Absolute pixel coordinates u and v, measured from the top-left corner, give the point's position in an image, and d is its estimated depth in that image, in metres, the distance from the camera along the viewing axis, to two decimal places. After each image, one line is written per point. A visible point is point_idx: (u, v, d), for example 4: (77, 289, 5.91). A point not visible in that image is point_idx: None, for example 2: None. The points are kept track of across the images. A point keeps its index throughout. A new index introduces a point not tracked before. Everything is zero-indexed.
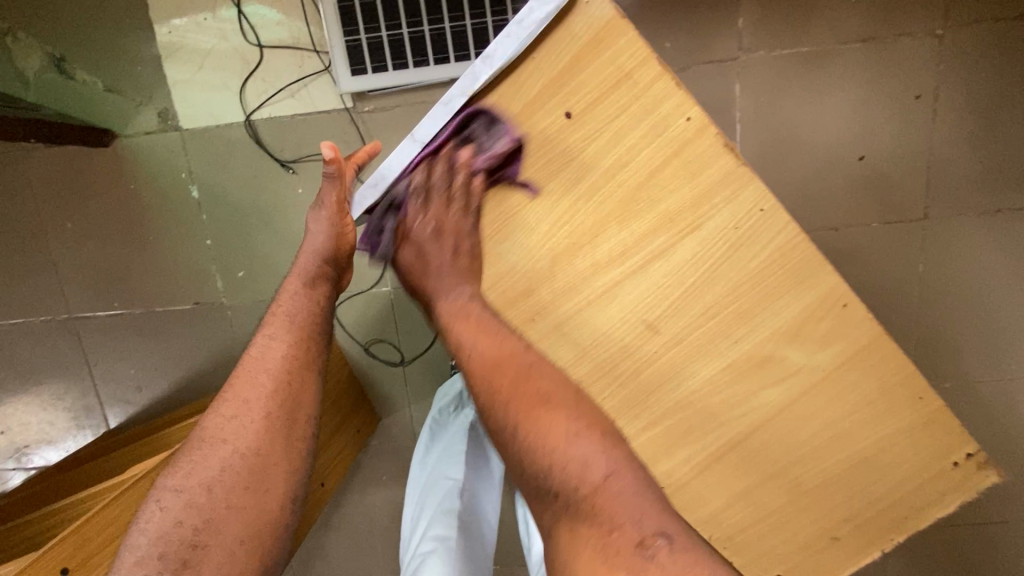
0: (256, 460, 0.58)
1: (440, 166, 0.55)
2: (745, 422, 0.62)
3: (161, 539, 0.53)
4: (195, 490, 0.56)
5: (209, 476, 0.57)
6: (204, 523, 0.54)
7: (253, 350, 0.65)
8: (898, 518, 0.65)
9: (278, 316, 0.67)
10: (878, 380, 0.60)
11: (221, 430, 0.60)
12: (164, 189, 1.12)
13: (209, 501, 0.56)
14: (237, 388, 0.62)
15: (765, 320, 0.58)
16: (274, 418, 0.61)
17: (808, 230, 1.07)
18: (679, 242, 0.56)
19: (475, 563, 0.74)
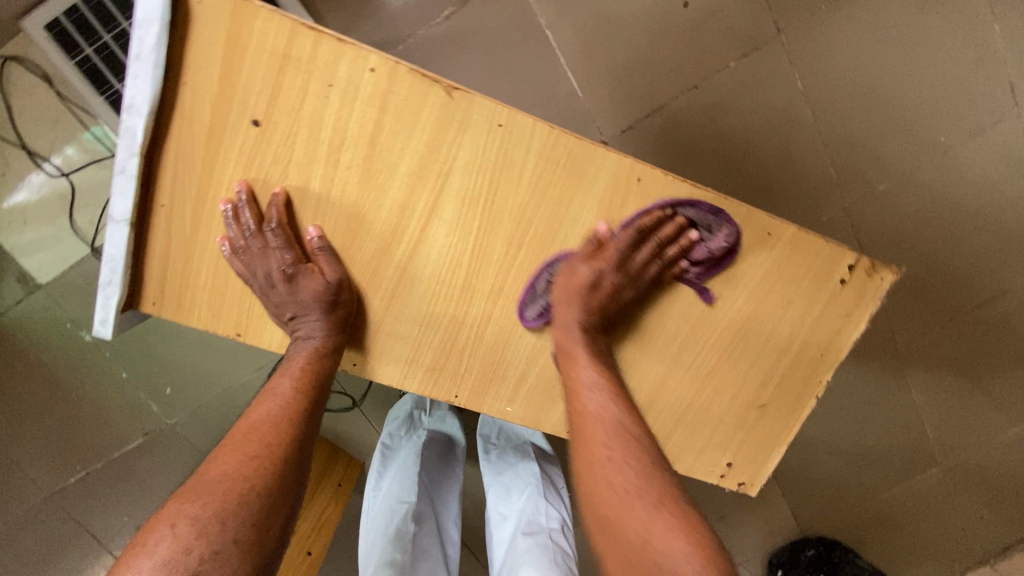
0: (237, 545, 0.49)
1: (169, 230, 0.51)
2: (610, 334, 0.58)
3: (169, 564, 0.46)
4: (210, 519, 0.49)
5: (225, 506, 0.50)
6: (213, 555, 0.47)
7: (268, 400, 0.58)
8: (815, 358, 0.60)
9: (299, 362, 0.53)
10: (718, 237, 0.55)
11: (237, 465, 0.53)
12: (59, 347, 1.10)
13: (221, 530, 0.49)
14: (240, 450, 0.54)
15: (569, 230, 0.54)
16: (254, 494, 0.51)
17: (670, 100, 1.01)
18: (441, 194, 0.51)
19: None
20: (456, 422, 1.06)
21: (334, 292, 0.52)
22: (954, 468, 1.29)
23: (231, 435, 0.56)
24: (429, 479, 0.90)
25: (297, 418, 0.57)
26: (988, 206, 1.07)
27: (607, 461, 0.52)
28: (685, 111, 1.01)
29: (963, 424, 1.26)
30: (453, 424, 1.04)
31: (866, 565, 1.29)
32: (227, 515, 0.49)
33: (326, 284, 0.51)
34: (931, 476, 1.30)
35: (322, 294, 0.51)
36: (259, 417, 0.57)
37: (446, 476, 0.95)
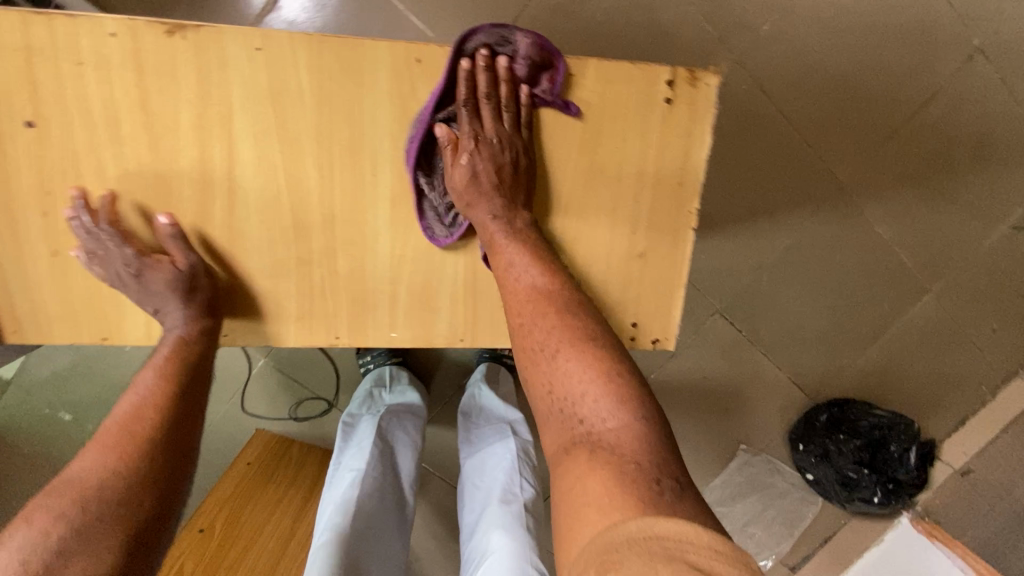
0: (102, 523, 0.47)
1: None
2: (460, 227, 0.57)
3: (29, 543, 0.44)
4: (76, 502, 0.48)
5: (92, 490, 0.49)
6: (77, 533, 0.46)
7: (140, 386, 0.57)
8: (674, 188, 0.59)
9: (170, 347, 0.57)
10: (522, 95, 0.54)
11: (108, 452, 0.52)
12: (39, 434, 1.13)
13: (87, 510, 0.47)
14: (109, 438, 0.53)
15: (370, 132, 0.53)
16: (122, 478, 0.51)
17: (521, 10, 1.00)
18: (231, 137, 0.51)
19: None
20: (417, 394, 1.09)
21: (187, 278, 0.53)
22: (946, 290, 1.23)
23: (104, 423, 0.55)
24: (387, 452, 0.96)
25: (162, 405, 0.57)
26: (875, 15, 1.07)
27: (521, 327, 0.51)
28: (540, 15, 0.99)
29: (941, 242, 1.20)
30: (413, 396, 1.08)
31: (885, 414, 1.24)
32: (94, 497, 0.48)
33: (178, 269, 0.52)
34: (924, 306, 1.24)
35: (174, 277, 0.52)
36: (131, 403, 0.56)
37: (404, 447, 1.00)
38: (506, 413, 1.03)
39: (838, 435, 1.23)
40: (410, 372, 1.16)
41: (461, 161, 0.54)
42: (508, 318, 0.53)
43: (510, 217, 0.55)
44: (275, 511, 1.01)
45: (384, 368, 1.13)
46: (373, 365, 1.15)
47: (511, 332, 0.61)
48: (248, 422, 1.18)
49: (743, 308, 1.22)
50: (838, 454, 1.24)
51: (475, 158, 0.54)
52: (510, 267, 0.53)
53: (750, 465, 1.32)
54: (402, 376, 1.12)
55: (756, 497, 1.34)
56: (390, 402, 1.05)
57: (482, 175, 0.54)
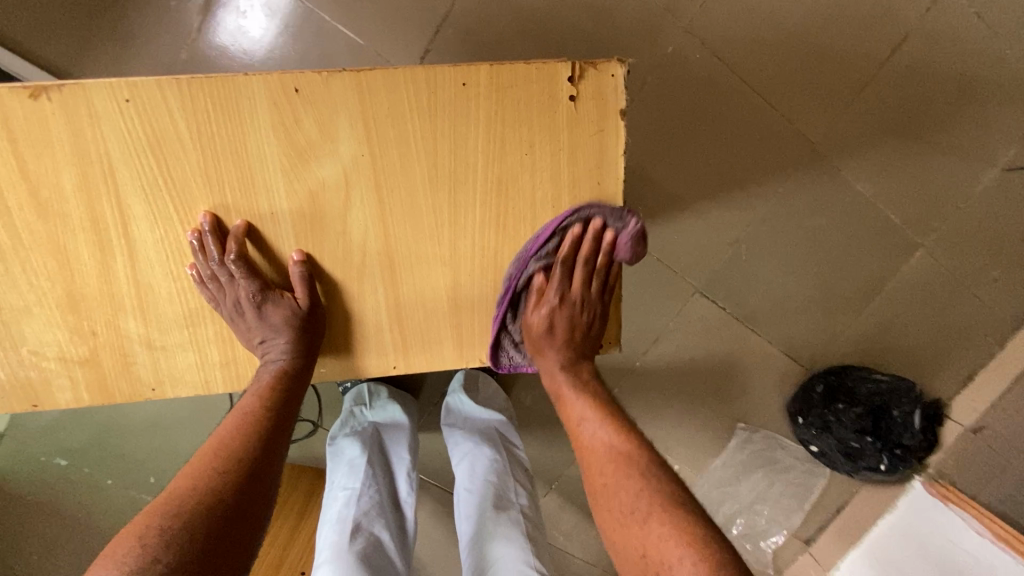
0: (202, 557, 0.46)
1: None
2: (374, 255, 0.56)
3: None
4: (174, 531, 0.46)
5: (188, 519, 0.47)
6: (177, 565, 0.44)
7: (229, 422, 0.58)
8: (596, 188, 0.55)
9: (269, 381, 0.57)
10: (414, 109, 0.50)
11: (202, 482, 0.51)
12: (40, 481, 1.16)
13: (189, 542, 0.46)
14: (207, 466, 0.53)
15: (262, 172, 0.51)
16: (217, 508, 0.49)
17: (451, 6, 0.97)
18: (119, 193, 0.50)
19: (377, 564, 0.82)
20: (398, 409, 1.09)
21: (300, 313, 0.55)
22: (940, 243, 1.17)
23: (193, 455, 0.55)
24: (377, 466, 0.96)
25: (258, 435, 0.56)
26: None
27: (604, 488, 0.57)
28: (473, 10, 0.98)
29: (928, 193, 1.14)
30: (395, 410, 1.09)
31: (884, 377, 1.19)
32: (192, 526, 0.47)
33: (291, 311, 0.55)
34: (917, 263, 1.18)
35: (292, 319, 0.55)
36: (223, 433, 0.56)
37: (395, 462, 1.00)
38: (488, 418, 1.02)
39: (837, 405, 1.19)
40: (389, 387, 1.16)
41: (540, 311, 0.61)
42: (588, 474, 0.59)
43: (577, 373, 0.64)
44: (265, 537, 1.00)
45: (360, 387, 1.13)
46: (352, 386, 1.15)
47: (446, 356, 0.61)
48: None
49: (725, 284, 1.17)
50: (838, 424, 1.19)
51: (555, 320, 0.61)
52: (584, 423, 0.61)
53: (750, 442, 1.29)
54: (381, 391, 1.12)
55: (761, 473, 1.31)
56: (372, 419, 1.06)
57: (559, 331, 0.62)
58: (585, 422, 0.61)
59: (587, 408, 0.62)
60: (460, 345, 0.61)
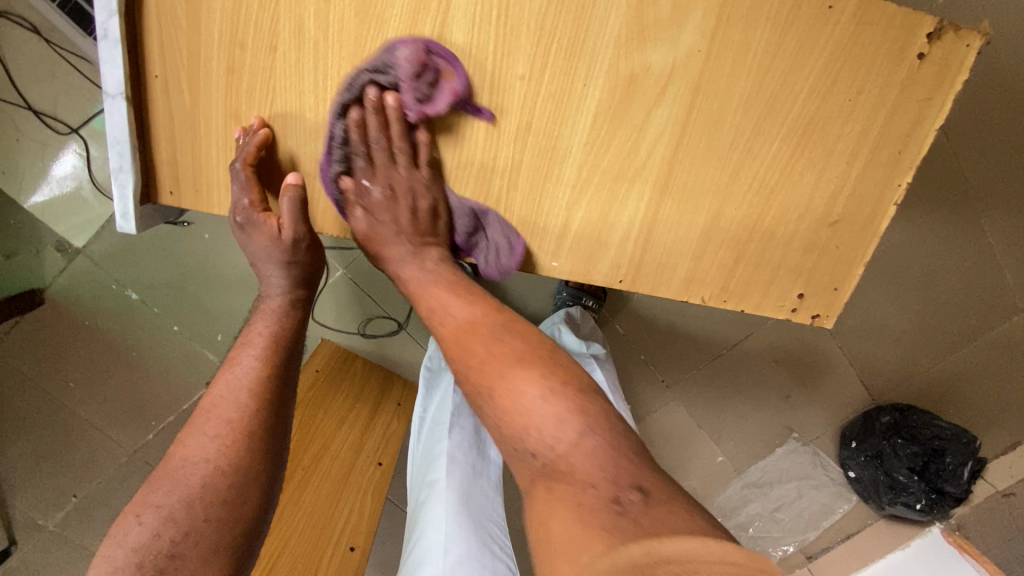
0: (209, 527, 0.51)
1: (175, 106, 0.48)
2: (658, 161, 0.52)
3: (139, 551, 0.49)
4: (176, 505, 0.52)
5: (188, 492, 0.53)
6: (185, 536, 0.50)
7: (231, 371, 0.62)
8: (892, 157, 0.53)
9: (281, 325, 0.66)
10: (771, 20, 0.47)
11: (200, 449, 0.56)
12: (108, 310, 1.14)
13: (189, 514, 0.52)
14: (203, 428, 0.58)
15: (597, 37, 0.47)
16: (219, 475, 0.54)
17: None
18: (447, 13, 0.46)
19: (476, 494, 0.77)
20: None
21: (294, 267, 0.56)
22: None
23: (191, 418, 0.60)
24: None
25: (263, 387, 0.61)
26: None
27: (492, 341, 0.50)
28: None
29: None
30: None
31: (947, 426, 1.22)
32: (196, 500, 0.52)
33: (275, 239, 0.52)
34: (1016, 326, 1.19)
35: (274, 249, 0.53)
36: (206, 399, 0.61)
37: None
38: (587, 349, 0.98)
39: (897, 440, 1.23)
40: None
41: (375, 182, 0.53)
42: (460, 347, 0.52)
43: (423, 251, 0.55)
44: (343, 423, 0.98)
45: None
46: None
47: (671, 284, 0.57)
48: (316, 331, 1.16)
49: None
50: (893, 456, 1.24)
51: (376, 207, 0.53)
52: (437, 312, 0.54)
53: (796, 454, 1.32)
54: None
55: (794, 485, 1.35)
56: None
57: (420, 216, 0.54)
58: (404, 259, 0.55)
59: (441, 292, 0.55)
60: (691, 280, 0.58)
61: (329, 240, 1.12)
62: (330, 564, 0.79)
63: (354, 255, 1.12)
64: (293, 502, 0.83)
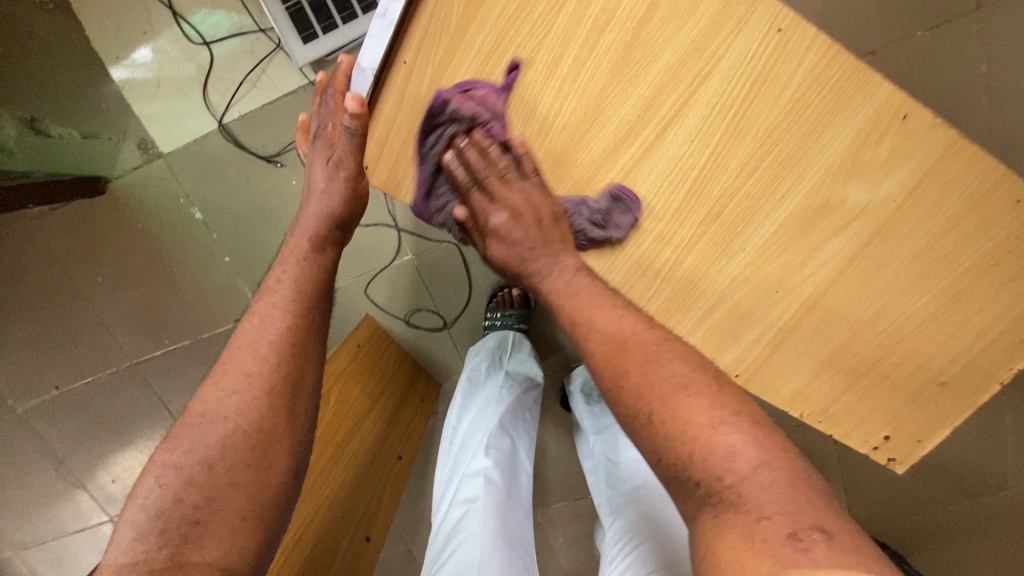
0: (232, 497, 0.49)
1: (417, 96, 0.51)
2: (816, 281, 0.55)
3: (160, 514, 0.47)
4: (195, 467, 0.49)
5: (208, 452, 0.50)
6: (206, 502, 0.48)
7: (254, 319, 0.58)
8: (1014, 344, 0.57)
9: (309, 278, 0.60)
10: (965, 196, 0.51)
11: (219, 404, 0.52)
12: (166, 219, 1.12)
13: (209, 479, 0.49)
14: (222, 385, 0.54)
15: (812, 160, 0.50)
16: (241, 437, 0.51)
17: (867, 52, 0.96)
18: (691, 97, 0.49)
19: (510, 518, 0.77)
20: (536, 365, 1.05)
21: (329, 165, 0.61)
22: None
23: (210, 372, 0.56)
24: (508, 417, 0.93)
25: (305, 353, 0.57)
26: None
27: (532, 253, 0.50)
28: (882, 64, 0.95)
29: None
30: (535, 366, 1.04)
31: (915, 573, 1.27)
32: (216, 461, 0.49)
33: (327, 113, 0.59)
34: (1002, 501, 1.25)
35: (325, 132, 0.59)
36: (228, 349, 0.57)
37: (523, 420, 0.96)
38: None
39: None
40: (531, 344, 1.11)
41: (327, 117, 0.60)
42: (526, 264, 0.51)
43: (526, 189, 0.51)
44: (374, 407, 0.97)
45: (510, 332, 1.07)
46: (500, 322, 1.10)
47: (779, 394, 0.60)
48: (364, 304, 1.16)
49: None
50: None
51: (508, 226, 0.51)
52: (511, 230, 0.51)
53: None
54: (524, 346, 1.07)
55: None
56: (508, 368, 1.02)
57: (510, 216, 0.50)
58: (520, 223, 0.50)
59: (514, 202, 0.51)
60: (797, 394, 0.60)
61: (409, 224, 1.12)
62: (348, 547, 0.82)
63: (429, 245, 1.12)
64: (327, 472, 0.82)
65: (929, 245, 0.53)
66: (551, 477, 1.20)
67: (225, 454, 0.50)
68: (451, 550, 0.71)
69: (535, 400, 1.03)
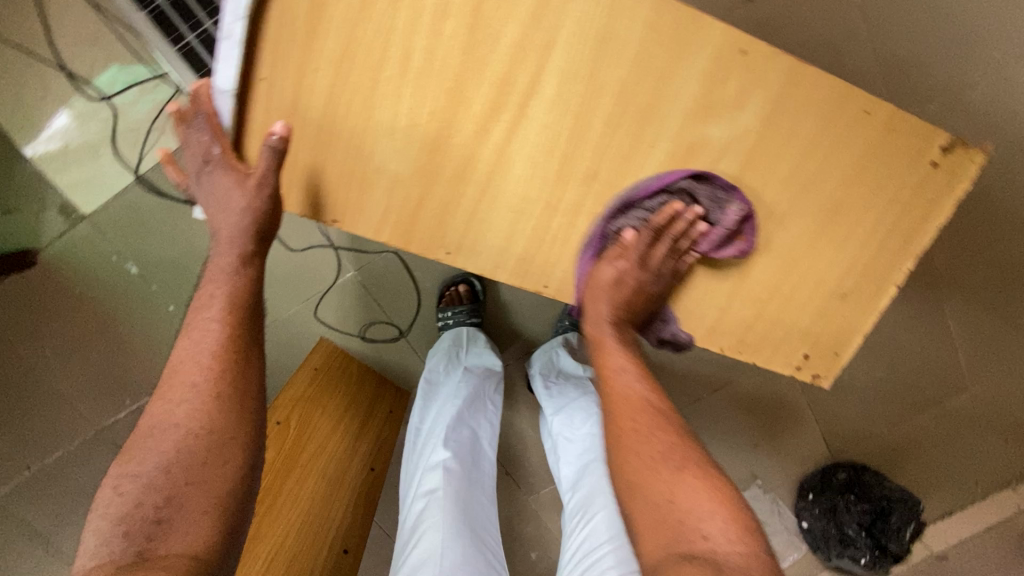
0: (193, 495, 0.52)
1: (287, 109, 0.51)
2: (702, 220, 0.58)
3: (121, 519, 0.51)
4: (153, 473, 0.53)
5: (167, 457, 0.53)
6: (167, 503, 0.51)
7: (194, 332, 0.60)
8: (898, 246, 0.61)
9: (228, 298, 0.61)
10: (818, 115, 0.54)
11: (170, 415, 0.56)
12: (105, 280, 1.12)
13: (168, 480, 0.52)
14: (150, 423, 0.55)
15: (669, 106, 0.53)
16: (195, 438, 0.54)
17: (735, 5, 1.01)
18: (544, 65, 0.51)
19: (473, 504, 0.82)
20: (494, 356, 1.07)
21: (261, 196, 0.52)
22: (982, 395, 1.31)
23: (158, 387, 0.59)
24: (467, 409, 0.95)
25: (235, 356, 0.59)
26: None
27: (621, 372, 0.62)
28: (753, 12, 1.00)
29: (996, 351, 1.28)
30: (492, 358, 1.07)
31: (895, 487, 1.32)
32: (172, 464, 0.53)
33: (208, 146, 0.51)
34: (960, 402, 1.31)
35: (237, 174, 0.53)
36: (173, 362, 0.60)
37: (484, 410, 0.99)
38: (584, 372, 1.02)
39: (849, 496, 1.32)
40: (486, 336, 1.13)
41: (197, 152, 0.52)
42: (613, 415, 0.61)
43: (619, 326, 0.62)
44: (337, 424, 0.97)
45: (462, 329, 1.11)
46: (452, 320, 1.12)
47: (696, 331, 0.63)
48: (317, 328, 1.16)
49: None
50: (845, 512, 1.32)
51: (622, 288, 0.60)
52: (620, 373, 0.62)
53: (756, 500, 1.39)
54: (479, 338, 1.10)
55: None
56: (468, 364, 1.05)
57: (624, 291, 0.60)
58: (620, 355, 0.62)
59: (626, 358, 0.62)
60: (712, 329, 0.63)
61: (345, 241, 1.13)
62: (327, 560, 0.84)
63: (368, 259, 1.13)
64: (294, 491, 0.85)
65: (797, 167, 0.56)
66: (532, 460, 1.22)
67: (177, 461, 0.53)
68: (415, 541, 0.74)
69: (497, 390, 1.05)
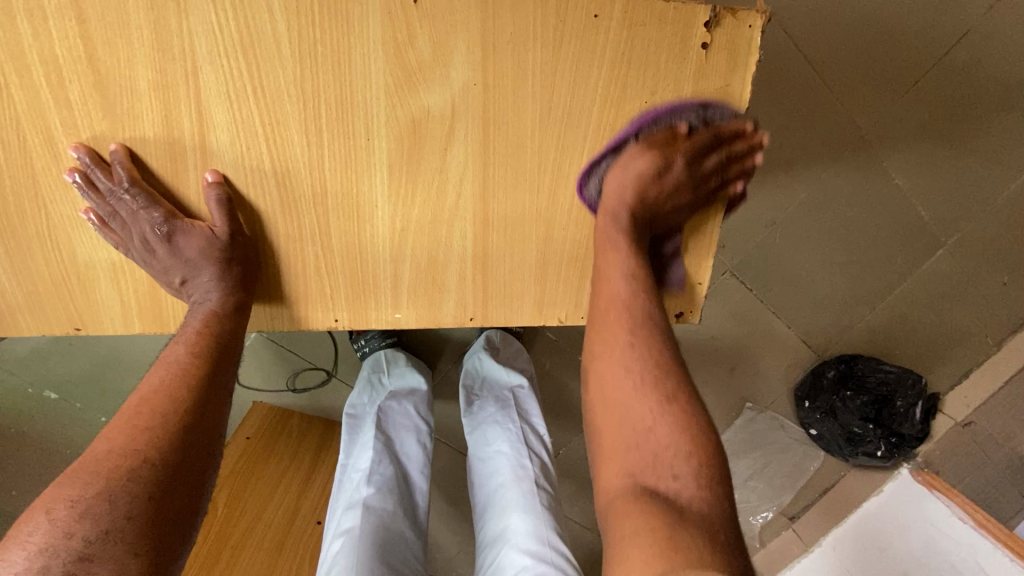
0: (135, 525, 0.39)
1: None
2: (470, 198, 0.51)
3: (44, 552, 0.36)
4: (96, 495, 0.39)
5: (115, 483, 0.40)
6: (103, 535, 0.37)
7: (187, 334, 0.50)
8: (707, 150, 0.52)
9: (196, 326, 0.49)
10: (539, 41, 0.46)
11: (129, 436, 0.43)
12: (26, 414, 1.07)
13: (111, 510, 0.39)
14: None
15: (362, 92, 0.46)
16: (150, 468, 0.42)
17: None
18: (200, 96, 0.44)
19: (392, 539, 0.79)
20: (417, 376, 1.03)
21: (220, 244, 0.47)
22: (960, 245, 1.18)
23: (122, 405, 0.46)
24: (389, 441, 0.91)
25: None
26: None
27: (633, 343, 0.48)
28: None
29: (958, 194, 1.15)
30: (414, 378, 1.03)
31: (891, 369, 1.23)
32: (132, 484, 0.40)
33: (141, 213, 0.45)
34: (938, 261, 1.19)
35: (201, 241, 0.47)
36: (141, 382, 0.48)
37: (410, 436, 0.95)
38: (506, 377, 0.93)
39: (845, 392, 1.23)
40: (407, 353, 1.09)
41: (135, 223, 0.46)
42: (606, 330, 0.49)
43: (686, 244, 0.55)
44: (277, 487, 0.96)
45: (379, 353, 1.07)
46: (367, 348, 1.08)
47: (522, 311, 0.57)
48: (246, 394, 1.15)
49: (754, 266, 1.18)
50: (844, 410, 1.24)
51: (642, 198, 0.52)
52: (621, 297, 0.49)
53: (755, 422, 1.31)
54: (399, 357, 1.06)
55: (758, 454, 1.33)
56: (391, 388, 1.00)
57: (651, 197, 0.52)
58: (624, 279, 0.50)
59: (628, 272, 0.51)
60: (540, 304, 0.57)
61: None
62: None
63: None
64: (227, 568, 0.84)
65: (545, 107, 0.48)
66: None
67: (131, 480, 0.40)
68: None
69: (424, 410, 1.00)
